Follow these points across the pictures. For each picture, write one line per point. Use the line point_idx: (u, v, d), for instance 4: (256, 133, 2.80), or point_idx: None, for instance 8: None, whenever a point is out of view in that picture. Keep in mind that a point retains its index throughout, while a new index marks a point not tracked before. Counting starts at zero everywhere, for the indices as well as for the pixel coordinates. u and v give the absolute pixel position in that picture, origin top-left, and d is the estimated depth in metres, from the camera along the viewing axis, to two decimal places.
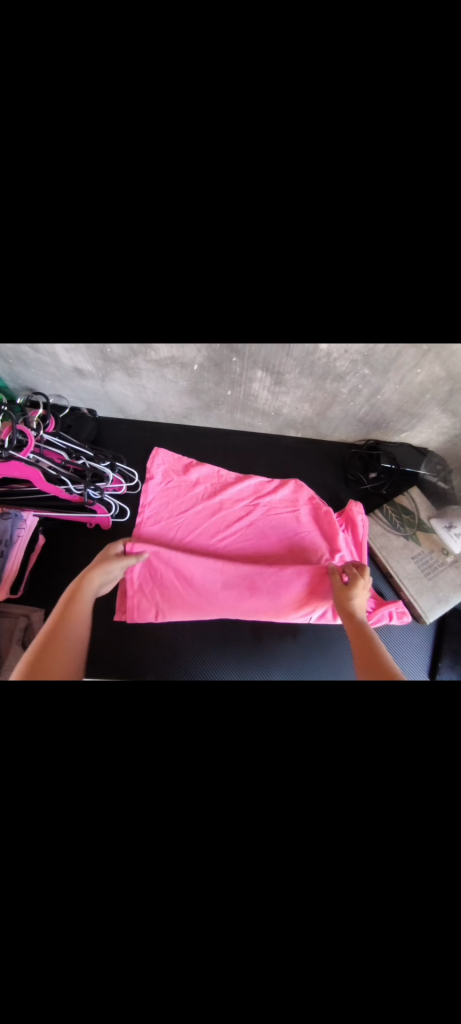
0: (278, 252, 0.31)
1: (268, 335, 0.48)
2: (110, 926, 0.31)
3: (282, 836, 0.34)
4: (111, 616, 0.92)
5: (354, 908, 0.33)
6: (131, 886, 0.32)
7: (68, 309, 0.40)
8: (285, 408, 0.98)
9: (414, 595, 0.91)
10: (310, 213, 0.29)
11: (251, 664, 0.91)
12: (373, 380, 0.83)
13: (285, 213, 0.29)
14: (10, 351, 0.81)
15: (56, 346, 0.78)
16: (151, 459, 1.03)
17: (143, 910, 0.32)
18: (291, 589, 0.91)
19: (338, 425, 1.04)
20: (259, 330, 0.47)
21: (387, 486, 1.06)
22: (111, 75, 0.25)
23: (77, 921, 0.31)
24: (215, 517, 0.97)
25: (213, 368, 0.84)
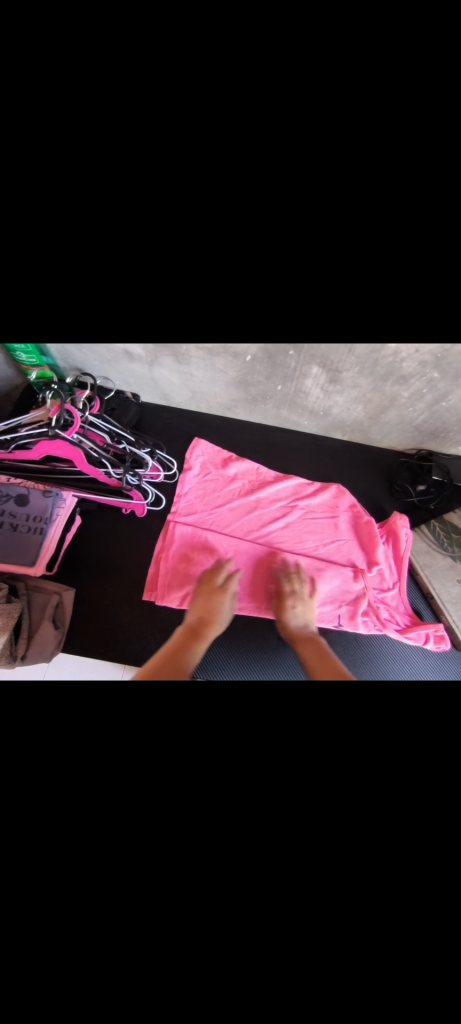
0: (354, 262, 0.36)
1: (342, 319, 0.45)
2: (145, 879, 0.35)
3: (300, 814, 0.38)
4: (133, 603, 0.88)
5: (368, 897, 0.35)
6: (162, 845, 0.36)
7: (144, 294, 0.41)
8: (335, 408, 0.92)
9: (455, 620, 0.86)
10: (376, 231, 0.33)
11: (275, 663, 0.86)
12: (439, 385, 0.77)
13: (359, 232, 0.32)
14: (68, 345, 0.86)
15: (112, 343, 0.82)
16: (190, 449, 1.01)
17: (175, 876, 0.35)
18: (324, 589, 0.88)
19: (390, 431, 0.98)
20: (330, 315, 0.44)
21: (436, 499, 0.98)
22: (214, 91, 0.27)
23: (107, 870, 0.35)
24: (250, 516, 0.94)
25: (267, 361, 0.80)
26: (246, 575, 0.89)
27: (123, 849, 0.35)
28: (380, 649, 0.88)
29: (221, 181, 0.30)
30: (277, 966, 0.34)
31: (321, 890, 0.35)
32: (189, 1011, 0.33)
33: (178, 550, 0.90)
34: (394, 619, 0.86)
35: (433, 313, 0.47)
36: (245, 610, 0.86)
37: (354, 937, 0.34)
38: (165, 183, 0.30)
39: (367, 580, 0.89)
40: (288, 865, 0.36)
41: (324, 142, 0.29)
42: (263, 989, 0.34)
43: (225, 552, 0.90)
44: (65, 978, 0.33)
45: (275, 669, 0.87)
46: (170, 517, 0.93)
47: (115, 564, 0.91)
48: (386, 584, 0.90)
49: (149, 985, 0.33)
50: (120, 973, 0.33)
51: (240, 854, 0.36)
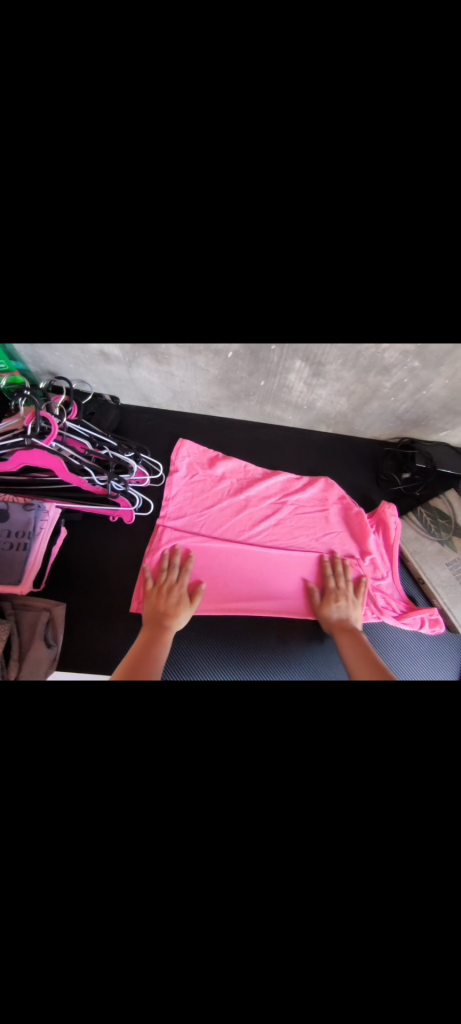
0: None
1: (328, 327, 0.45)
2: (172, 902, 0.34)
3: (325, 812, 0.38)
4: (126, 613, 0.85)
5: (404, 898, 0.34)
6: (187, 865, 0.35)
7: (124, 304, 0.39)
8: (319, 401, 0.92)
9: (447, 603, 0.87)
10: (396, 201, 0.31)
11: (277, 664, 0.83)
12: (420, 374, 0.77)
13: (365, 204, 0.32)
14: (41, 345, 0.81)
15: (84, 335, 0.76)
16: (175, 450, 0.98)
17: (202, 891, 0.34)
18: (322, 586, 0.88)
19: (373, 422, 0.98)
20: (310, 328, 0.44)
21: (421, 486, 1.00)
22: (195, 87, 0.26)
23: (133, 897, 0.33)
24: (241, 515, 0.93)
25: (249, 357, 0.79)
26: (242, 575, 0.87)
27: (144, 875, 0.34)
28: (379, 638, 0.89)
29: (205, 177, 0.28)
30: (312, 972, 0.34)
31: (355, 899, 0.34)
32: (228, 1014, 0.33)
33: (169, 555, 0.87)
34: (390, 606, 0.87)
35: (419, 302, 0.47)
36: (243, 611, 0.85)
37: (394, 922, 0.34)
38: (137, 174, 0.28)
39: (361, 570, 0.89)
40: (317, 875, 0.35)
41: (339, 122, 0.27)
42: (300, 1004, 0.33)
43: (218, 552, 0.88)
44: (95, 1008, 0.32)
45: (278, 669, 0.83)
46: (159, 520, 0.90)
47: (107, 574, 0.88)
48: (379, 573, 0.91)
49: (184, 996, 0.33)
50: (153, 992, 0.32)
51: (266, 870, 0.35)
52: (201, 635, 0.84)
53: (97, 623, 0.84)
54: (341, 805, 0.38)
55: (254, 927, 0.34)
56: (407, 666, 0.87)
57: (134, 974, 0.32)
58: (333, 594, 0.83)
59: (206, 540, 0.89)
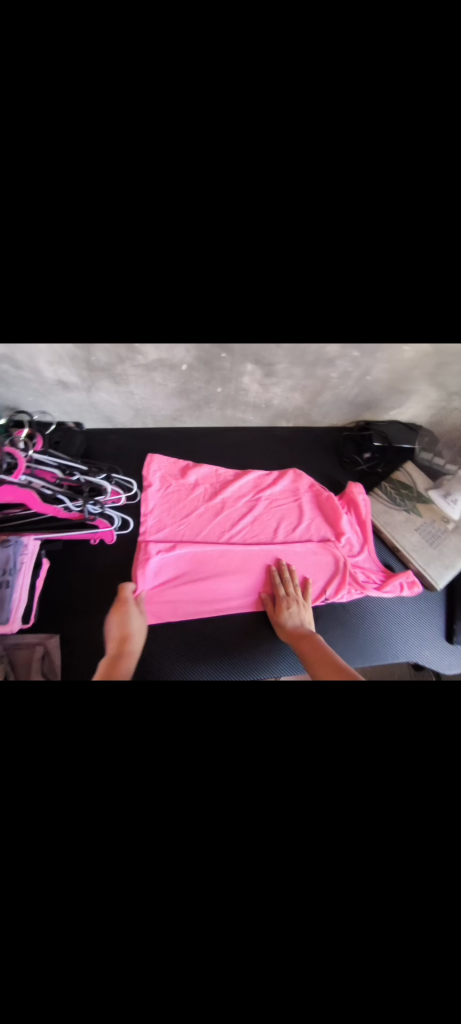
0: None
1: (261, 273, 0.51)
2: None
3: None
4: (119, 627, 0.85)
5: None
6: None
7: None
8: (275, 399, 0.97)
9: (423, 563, 0.95)
10: None
11: (283, 659, 0.86)
12: (362, 362, 0.84)
13: None
14: None
15: (38, 361, 0.77)
16: (147, 465, 1.00)
17: None
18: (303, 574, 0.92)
19: (329, 410, 1.04)
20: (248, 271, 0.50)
21: (382, 464, 1.07)
22: None
23: None
24: (218, 518, 0.96)
25: (203, 366, 0.83)
26: (229, 575, 0.90)
27: None
28: (369, 610, 0.94)
29: None
30: None
31: None
32: None
33: (155, 567, 0.88)
34: (371, 578, 0.93)
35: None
36: (233, 610, 0.88)
37: None
38: None
39: (338, 550, 0.94)
40: None
41: None
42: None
43: (201, 557, 0.90)
44: None
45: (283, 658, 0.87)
46: (139, 535, 0.91)
47: (98, 598, 0.87)
48: (356, 549, 0.97)
49: None
50: None
51: None
52: (199, 641, 0.85)
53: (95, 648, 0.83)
54: None
55: None
56: (401, 632, 0.92)
57: None
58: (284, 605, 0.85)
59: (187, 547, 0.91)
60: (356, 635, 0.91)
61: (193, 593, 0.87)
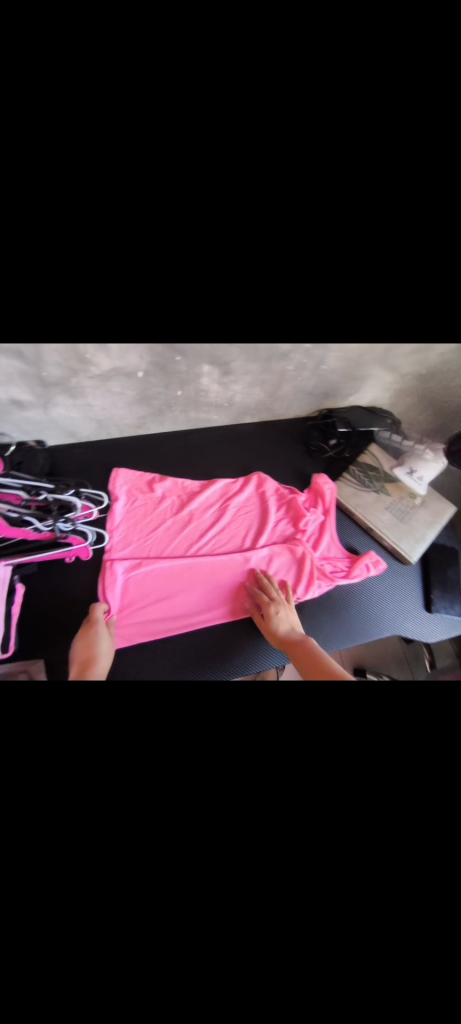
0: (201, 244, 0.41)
1: (201, 270, 0.51)
2: None
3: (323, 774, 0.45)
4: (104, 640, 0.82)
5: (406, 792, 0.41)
6: None
7: None
8: (237, 396, 0.98)
9: (395, 539, 0.98)
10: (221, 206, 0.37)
11: (274, 654, 0.87)
12: (316, 353, 0.86)
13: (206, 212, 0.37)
14: None
15: None
16: (113, 480, 0.99)
17: None
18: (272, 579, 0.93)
19: (291, 403, 1.06)
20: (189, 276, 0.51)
21: (348, 449, 1.10)
22: None
23: None
24: (185, 530, 0.96)
25: (160, 371, 0.82)
26: (198, 587, 0.90)
27: None
28: (351, 592, 0.96)
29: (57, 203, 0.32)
30: None
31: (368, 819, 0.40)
32: None
33: (122, 584, 0.89)
34: (338, 569, 0.95)
35: (287, 278, 0.54)
36: (205, 623, 0.88)
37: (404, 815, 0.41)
38: None
39: (304, 546, 0.95)
40: None
41: None
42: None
43: (170, 572, 0.91)
44: None
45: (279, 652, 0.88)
46: (106, 556, 0.90)
47: (80, 615, 0.86)
48: (321, 542, 0.97)
49: None
50: None
51: None
52: (176, 657, 0.85)
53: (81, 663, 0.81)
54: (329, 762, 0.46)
55: None
56: (383, 609, 0.95)
57: None
58: (271, 611, 0.84)
59: (155, 564, 0.91)
60: (342, 617, 0.93)
61: (164, 609, 0.88)
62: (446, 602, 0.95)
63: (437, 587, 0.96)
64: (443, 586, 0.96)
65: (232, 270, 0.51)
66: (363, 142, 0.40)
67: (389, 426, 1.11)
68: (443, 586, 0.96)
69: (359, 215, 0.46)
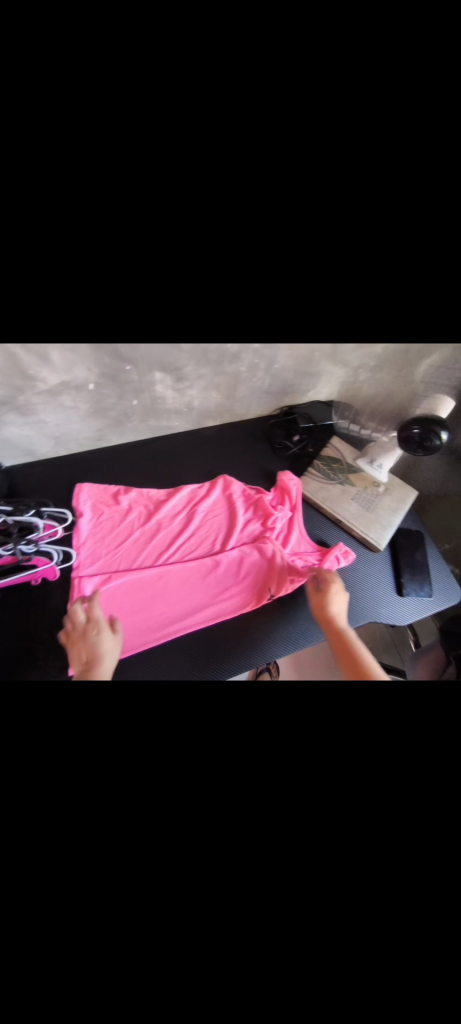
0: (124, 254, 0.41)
1: (131, 280, 0.50)
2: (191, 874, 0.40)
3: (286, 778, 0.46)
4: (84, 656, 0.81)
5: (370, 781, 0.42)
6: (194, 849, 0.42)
7: None
8: (194, 401, 0.98)
9: (365, 529, 1.01)
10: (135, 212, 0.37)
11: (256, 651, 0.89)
12: (266, 353, 0.88)
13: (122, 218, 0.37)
14: None
15: None
16: (76, 496, 0.96)
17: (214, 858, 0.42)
18: (245, 581, 0.94)
19: (250, 403, 1.07)
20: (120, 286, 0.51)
21: (311, 443, 1.12)
22: None
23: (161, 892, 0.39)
24: (154, 541, 0.95)
25: (111, 383, 0.82)
26: (171, 595, 0.91)
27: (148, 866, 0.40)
28: (325, 584, 0.98)
29: None
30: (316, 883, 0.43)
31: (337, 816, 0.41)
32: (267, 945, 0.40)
33: (92, 603, 0.87)
34: (309, 566, 0.96)
35: (218, 291, 0.53)
36: (180, 631, 0.87)
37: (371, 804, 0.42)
38: None
39: (274, 547, 0.96)
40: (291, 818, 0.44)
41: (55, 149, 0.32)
42: (312, 911, 0.44)
43: (142, 585, 0.91)
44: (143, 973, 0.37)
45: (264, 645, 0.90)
46: (73, 575, 0.89)
47: (51, 637, 0.84)
48: (291, 542, 0.98)
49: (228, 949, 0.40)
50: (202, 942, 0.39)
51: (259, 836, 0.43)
52: (152, 664, 0.84)
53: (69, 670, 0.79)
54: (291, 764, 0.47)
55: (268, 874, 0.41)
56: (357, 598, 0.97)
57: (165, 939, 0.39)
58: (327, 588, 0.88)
59: (125, 578, 0.90)
60: None
61: (137, 623, 0.87)
62: (416, 584, 0.98)
63: (406, 571, 0.99)
64: (412, 569, 0.99)
65: (162, 280, 0.50)
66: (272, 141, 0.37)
67: (348, 418, 1.14)
68: (412, 569, 0.99)
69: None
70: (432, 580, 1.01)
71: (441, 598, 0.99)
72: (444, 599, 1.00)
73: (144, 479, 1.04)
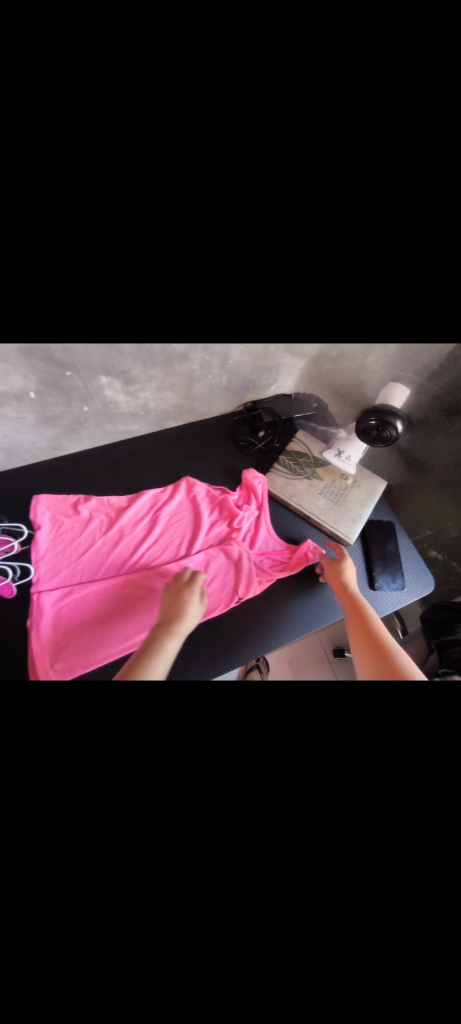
0: None
1: (38, 282, 0.47)
2: (130, 895, 0.39)
3: (230, 795, 0.45)
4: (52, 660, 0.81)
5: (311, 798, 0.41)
6: (134, 866, 0.40)
7: None
8: (149, 403, 0.95)
9: (334, 523, 0.98)
10: None
11: (225, 658, 0.86)
12: (217, 349, 0.84)
13: None
14: None
15: None
16: (33, 507, 0.93)
17: (156, 876, 0.40)
18: (212, 584, 0.92)
19: (210, 401, 1.04)
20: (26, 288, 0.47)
21: (277, 436, 1.09)
22: None
23: (95, 920, 0.37)
24: (117, 548, 0.93)
25: (53, 390, 0.78)
26: (136, 604, 0.89)
27: (83, 889, 0.38)
28: (295, 583, 0.96)
29: None
30: (271, 916, 0.40)
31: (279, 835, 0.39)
32: (216, 984, 0.38)
33: (54, 616, 0.85)
34: (277, 565, 0.95)
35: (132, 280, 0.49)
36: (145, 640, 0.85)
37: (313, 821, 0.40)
38: None
39: (240, 548, 0.95)
40: (239, 834, 0.43)
41: None
42: (265, 955, 0.39)
43: (105, 594, 0.89)
44: (82, 991, 0.36)
45: (236, 655, 0.86)
46: (32, 587, 0.86)
47: (11, 655, 0.82)
48: (257, 541, 0.97)
49: (171, 976, 0.37)
50: (140, 970, 0.37)
51: (206, 852, 0.42)
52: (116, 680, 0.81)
53: (44, 672, 0.79)
54: (233, 781, 0.46)
55: (213, 898, 0.40)
56: (329, 595, 0.96)
57: (105, 959, 0.37)
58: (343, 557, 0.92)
59: (87, 588, 0.88)
60: (290, 608, 0.93)
61: (101, 634, 0.86)
62: (388, 576, 0.97)
63: (378, 563, 0.97)
64: (383, 561, 0.98)
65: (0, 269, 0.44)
66: (152, 115, 0.35)
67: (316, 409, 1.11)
68: (383, 562, 0.98)
69: (180, 200, 0.40)
70: (404, 570, 1.00)
71: (413, 588, 0.99)
72: (418, 588, 0.99)
73: (104, 487, 1.01)
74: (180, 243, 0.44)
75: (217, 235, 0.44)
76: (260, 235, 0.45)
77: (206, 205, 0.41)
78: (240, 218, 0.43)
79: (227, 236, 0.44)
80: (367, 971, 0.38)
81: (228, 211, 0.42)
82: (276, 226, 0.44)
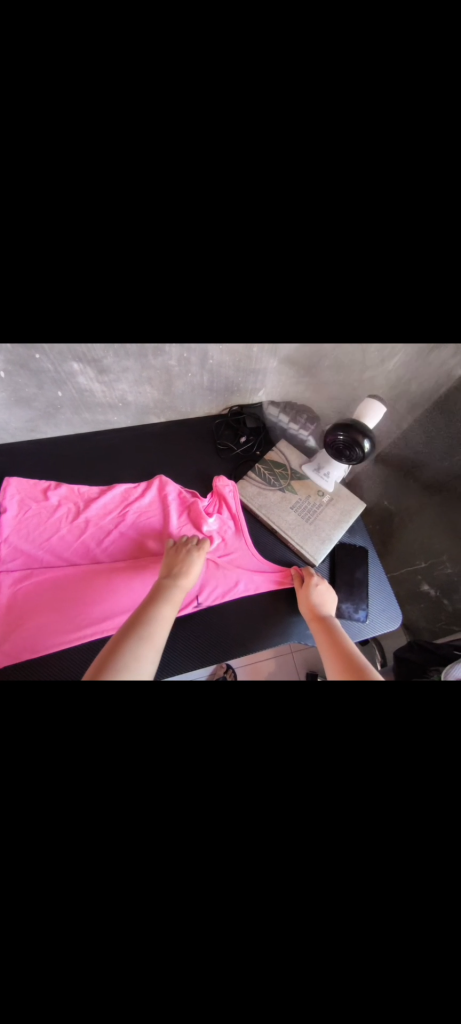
0: None
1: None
2: None
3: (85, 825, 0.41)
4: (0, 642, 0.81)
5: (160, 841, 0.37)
6: None
7: None
8: (128, 397, 0.95)
9: (300, 541, 0.93)
10: None
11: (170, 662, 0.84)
12: (195, 353, 0.84)
13: None
14: None
15: None
16: (2, 489, 0.93)
17: None
18: None
19: (192, 402, 1.02)
20: None
21: (258, 445, 1.07)
22: None
23: None
24: (82, 539, 0.92)
25: (24, 372, 0.79)
26: (90, 595, 0.87)
27: None
28: (251, 600, 0.92)
29: None
30: (92, 959, 0.36)
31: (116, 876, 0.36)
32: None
33: (8, 598, 0.85)
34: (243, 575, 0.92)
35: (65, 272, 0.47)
36: (96, 633, 0.84)
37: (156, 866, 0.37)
38: None
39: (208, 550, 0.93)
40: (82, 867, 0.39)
41: None
42: (94, 983, 0.36)
43: (65, 582, 0.89)
44: None
45: (184, 663, 0.84)
46: None
47: None
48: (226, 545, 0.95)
49: None
50: None
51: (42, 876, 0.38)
52: (58, 673, 0.81)
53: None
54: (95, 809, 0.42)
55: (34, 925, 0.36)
56: (284, 614, 0.91)
57: None
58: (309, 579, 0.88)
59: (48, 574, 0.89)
60: (243, 622, 0.90)
61: (52, 623, 0.84)
62: (352, 604, 0.91)
63: (342, 589, 0.92)
64: (348, 587, 0.92)
65: None
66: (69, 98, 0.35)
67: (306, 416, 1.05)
68: (349, 588, 0.92)
69: (89, 189, 0.38)
70: (369, 601, 0.94)
71: (377, 621, 0.93)
72: (384, 620, 0.93)
73: (76, 474, 1.01)
74: (93, 235, 0.42)
75: (138, 227, 0.41)
76: (184, 233, 0.42)
77: (125, 190, 0.39)
78: (159, 213, 0.40)
79: (154, 225, 0.41)
80: (196, 996, 0.37)
81: (145, 204, 0.40)
82: (207, 228, 0.42)
